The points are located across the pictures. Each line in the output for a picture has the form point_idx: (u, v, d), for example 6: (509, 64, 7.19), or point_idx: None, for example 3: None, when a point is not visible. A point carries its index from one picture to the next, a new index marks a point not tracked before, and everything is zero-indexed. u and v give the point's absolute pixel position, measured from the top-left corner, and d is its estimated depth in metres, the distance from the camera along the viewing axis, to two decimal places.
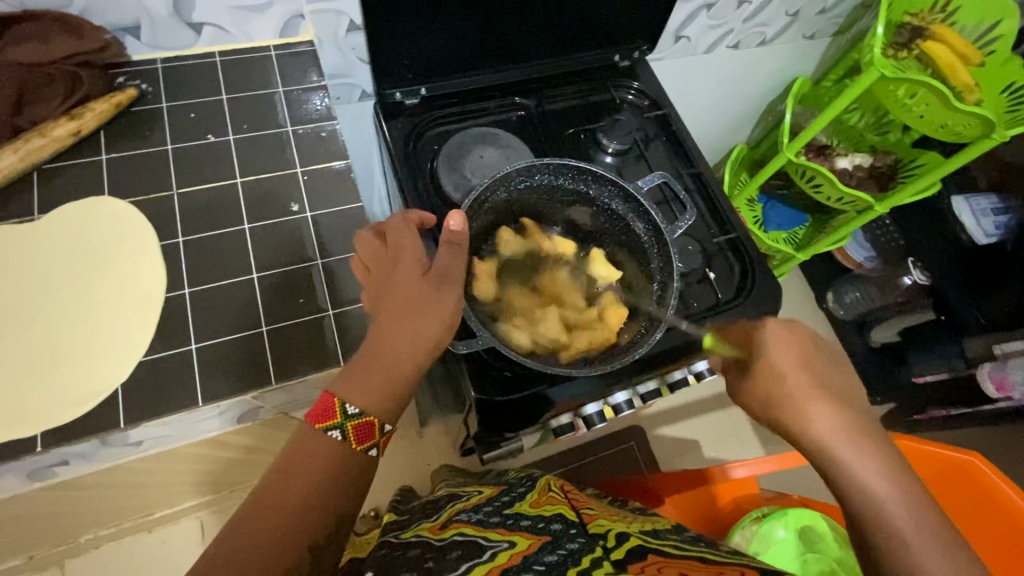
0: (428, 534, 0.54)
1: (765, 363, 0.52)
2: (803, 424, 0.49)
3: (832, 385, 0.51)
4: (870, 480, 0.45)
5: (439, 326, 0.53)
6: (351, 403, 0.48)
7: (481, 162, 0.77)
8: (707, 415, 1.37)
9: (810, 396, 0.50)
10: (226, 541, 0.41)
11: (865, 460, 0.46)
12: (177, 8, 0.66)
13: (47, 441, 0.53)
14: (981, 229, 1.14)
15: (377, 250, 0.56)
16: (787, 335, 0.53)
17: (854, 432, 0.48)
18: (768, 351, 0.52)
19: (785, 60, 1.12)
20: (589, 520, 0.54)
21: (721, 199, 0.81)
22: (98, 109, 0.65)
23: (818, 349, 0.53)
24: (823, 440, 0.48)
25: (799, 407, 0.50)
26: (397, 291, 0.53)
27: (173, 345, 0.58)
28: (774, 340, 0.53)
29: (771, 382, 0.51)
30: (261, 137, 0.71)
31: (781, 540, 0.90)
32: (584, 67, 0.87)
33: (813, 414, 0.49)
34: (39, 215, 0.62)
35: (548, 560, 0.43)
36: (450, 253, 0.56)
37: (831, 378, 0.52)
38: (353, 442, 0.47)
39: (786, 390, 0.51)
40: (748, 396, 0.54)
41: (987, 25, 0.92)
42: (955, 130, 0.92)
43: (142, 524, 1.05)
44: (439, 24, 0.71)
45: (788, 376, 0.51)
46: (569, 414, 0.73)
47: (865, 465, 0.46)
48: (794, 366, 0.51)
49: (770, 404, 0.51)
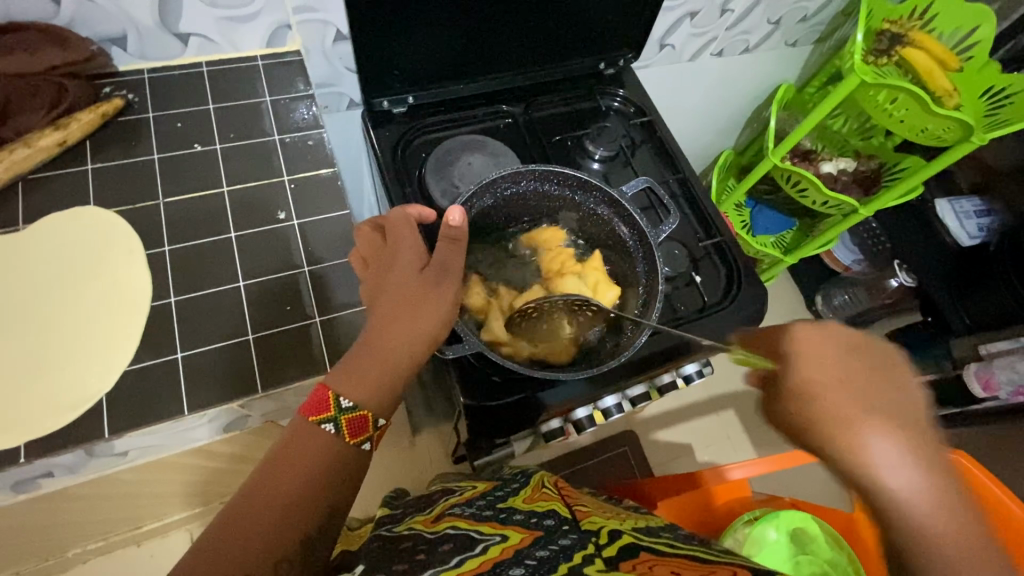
0: (421, 527, 0.54)
1: (801, 378, 0.43)
2: (851, 450, 0.40)
3: (889, 396, 0.41)
4: (939, 520, 0.36)
5: (434, 320, 0.53)
6: (345, 397, 0.48)
7: (469, 169, 0.78)
8: (699, 419, 1.37)
9: (859, 417, 0.40)
10: (218, 535, 0.41)
11: (927, 492, 0.37)
12: (163, 18, 0.67)
13: (31, 452, 0.53)
14: (964, 231, 1.18)
15: (376, 244, 0.57)
16: (824, 342, 0.44)
17: (916, 454, 0.39)
18: (801, 363, 0.44)
19: (769, 67, 1.13)
20: (582, 516, 0.54)
21: (706, 203, 0.82)
22: (84, 119, 0.65)
23: (870, 353, 0.44)
24: (880, 470, 0.39)
25: (846, 433, 0.40)
26: (392, 285, 0.53)
27: (159, 354, 0.58)
28: (812, 349, 0.44)
29: (807, 399, 0.43)
30: (248, 146, 0.71)
31: (774, 542, 0.90)
32: (568, 75, 0.88)
33: (860, 436, 0.40)
34: (23, 225, 0.62)
35: (540, 555, 0.43)
36: (448, 248, 0.56)
37: (883, 386, 0.42)
38: (347, 436, 0.47)
39: (828, 410, 0.41)
40: (781, 412, 0.44)
41: (965, 31, 0.93)
42: (936, 134, 0.93)
43: (130, 537, 1.04)
44: (424, 33, 0.72)
45: (829, 394, 0.42)
46: (559, 419, 0.74)
47: (926, 497, 0.37)
48: (827, 380, 0.42)
49: (812, 425, 0.42)
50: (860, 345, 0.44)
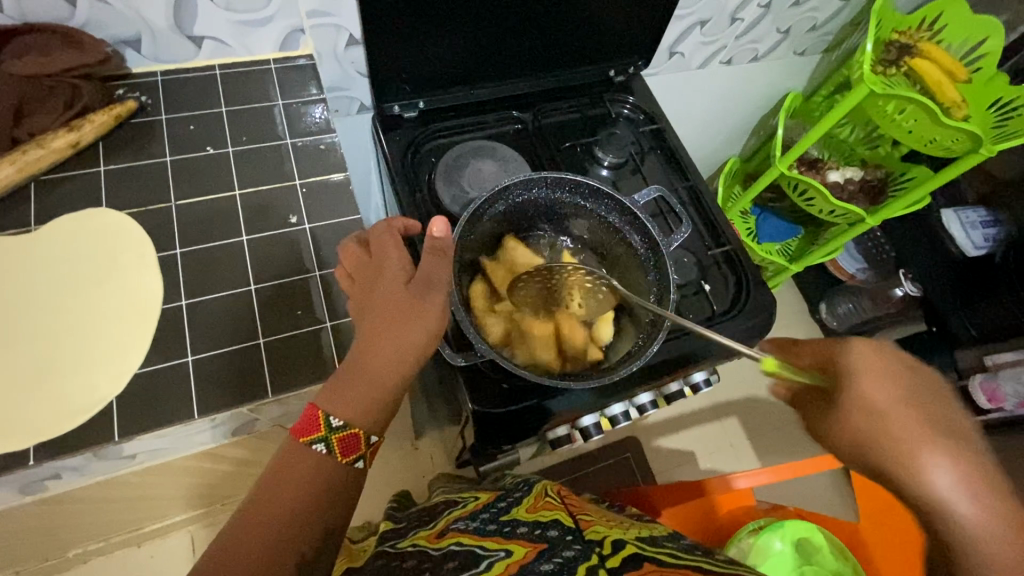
0: (424, 543, 0.54)
1: (860, 404, 0.42)
2: (910, 475, 0.41)
3: (936, 420, 0.42)
4: (1000, 542, 0.38)
5: (423, 333, 0.52)
6: (335, 416, 0.47)
7: (478, 175, 0.78)
8: (702, 426, 1.37)
9: (917, 444, 0.41)
10: (213, 563, 0.40)
11: (987, 516, 0.39)
12: (178, 21, 0.67)
13: (41, 455, 0.52)
14: (970, 242, 1.16)
15: (361, 260, 0.57)
16: (887, 365, 0.43)
17: (973, 476, 0.40)
18: (862, 388, 0.42)
19: (777, 76, 1.14)
20: (585, 526, 0.54)
21: (715, 212, 0.82)
22: (97, 121, 0.65)
23: (913, 372, 0.44)
24: (943, 495, 0.40)
25: (914, 463, 0.41)
26: (379, 299, 0.53)
27: (169, 358, 0.58)
28: (874, 372, 0.43)
29: (871, 427, 0.42)
30: (260, 150, 0.71)
31: (778, 552, 0.90)
32: (578, 82, 0.88)
33: (931, 470, 0.40)
34: (35, 226, 0.62)
35: (546, 568, 0.43)
36: (435, 259, 0.55)
37: (933, 409, 0.43)
38: (339, 456, 0.46)
39: (888, 438, 0.41)
40: (834, 436, 0.44)
41: (973, 43, 0.94)
42: (943, 145, 0.93)
43: (132, 539, 1.04)
44: (438, 39, 0.72)
45: (890, 421, 0.42)
46: (565, 427, 0.74)
47: (988, 523, 0.39)
48: (895, 409, 0.42)
49: (874, 451, 0.42)
50: (906, 363, 0.44)
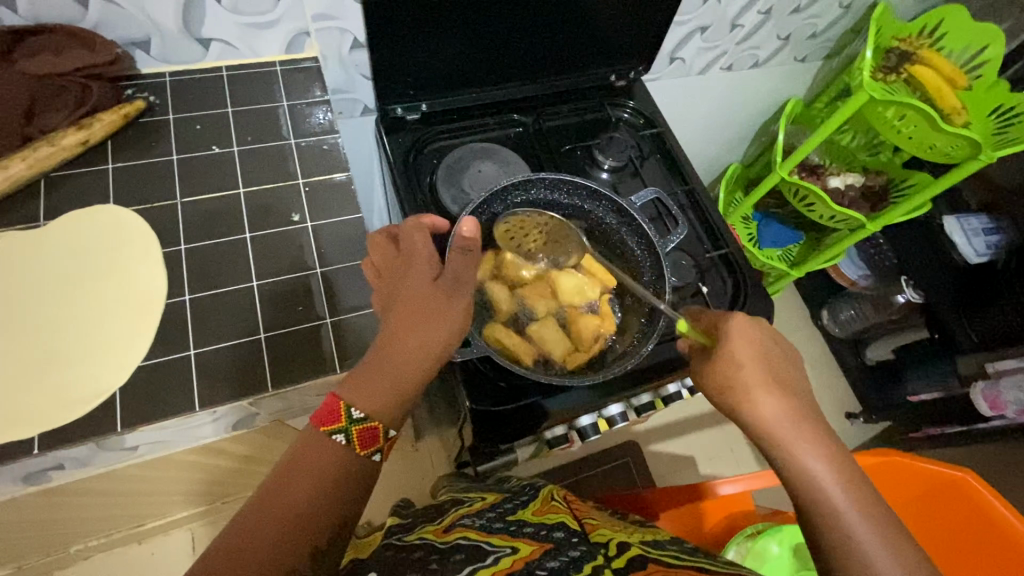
0: (431, 537, 0.55)
1: (724, 353, 0.53)
2: (753, 409, 0.50)
3: (787, 377, 0.52)
4: (797, 450, 0.47)
5: (449, 330, 0.53)
6: (357, 408, 0.48)
7: (479, 176, 0.79)
8: (703, 432, 1.37)
9: (761, 384, 0.50)
10: (228, 539, 0.41)
11: (806, 443, 0.47)
12: (186, 24, 0.68)
13: (44, 444, 0.53)
14: (972, 249, 1.15)
15: (391, 255, 0.57)
16: (750, 327, 0.53)
17: (793, 413, 0.49)
18: (731, 343, 0.53)
19: (779, 82, 1.15)
20: (591, 529, 0.55)
21: (714, 216, 0.83)
22: (106, 120, 0.67)
23: (780, 345, 0.53)
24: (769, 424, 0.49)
25: (749, 397, 0.50)
26: (408, 291, 0.53)
27: (172, 351, 0.59)
28: (736, 332, 0.53)
29: (728, 370, 0.52)
30: (265, 149, 0.73)
31: (776, 556, 0.89)
32: (580, 86, 0.90)
33: (761, 402, 0.50)
34: (44, 221, 0.63)
35: (551, 566, 0.44)
36: (462, 257, 0.56)
37: (786, 371, 0.52)
38: (357, 447, 0.46)
39: (738, 378, 0.51)
40: (706, 384, 0.54)
41: (973, 52, 0.95)
42: (943, 151, 0.93)
43: (132, 536, 1.04)
44: (441, 44, 0.74)
45: (744, 365, 0.51)
46: (563, 426, 0.74)
47: (807, 450, 0.47)
48: (746, 354, 0.52)
49: (723, 390, 0.52)
50: (775, 337, 0.54)
